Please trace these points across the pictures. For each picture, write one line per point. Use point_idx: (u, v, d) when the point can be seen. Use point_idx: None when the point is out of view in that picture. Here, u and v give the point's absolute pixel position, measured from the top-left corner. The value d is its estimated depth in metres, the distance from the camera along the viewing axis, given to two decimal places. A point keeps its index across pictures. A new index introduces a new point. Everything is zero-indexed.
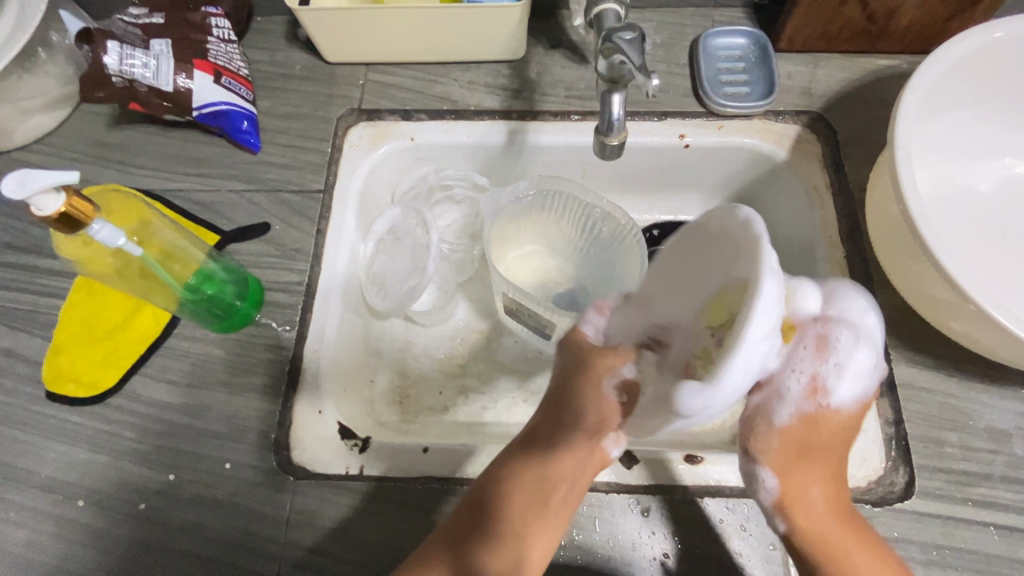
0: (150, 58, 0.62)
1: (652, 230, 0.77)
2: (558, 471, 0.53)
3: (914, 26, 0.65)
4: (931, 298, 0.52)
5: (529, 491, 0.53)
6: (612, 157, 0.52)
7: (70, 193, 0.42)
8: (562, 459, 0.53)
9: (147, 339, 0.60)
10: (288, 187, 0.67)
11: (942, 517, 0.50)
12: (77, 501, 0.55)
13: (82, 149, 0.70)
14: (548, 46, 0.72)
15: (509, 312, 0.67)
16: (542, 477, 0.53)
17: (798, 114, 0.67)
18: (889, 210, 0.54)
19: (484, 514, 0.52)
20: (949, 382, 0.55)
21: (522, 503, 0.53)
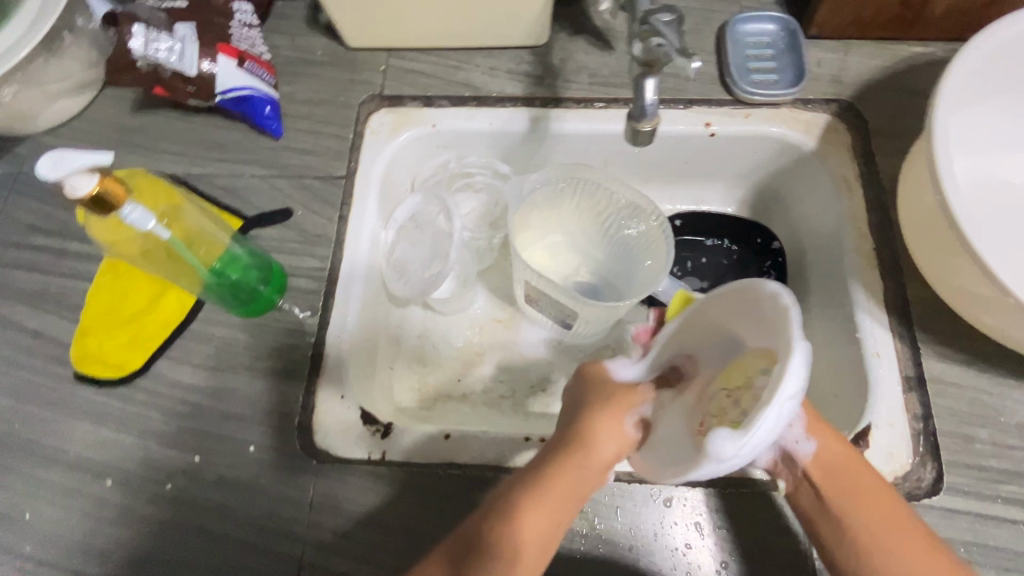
0: (175, 41, 0.62)
1: (674, 220, 0.75)
2: (580, 487, 0.49)
3: (950, 14, 0.63)
4: (966, 291, 0.51)
5: (545, 502, 0.47)
6: (644, 143, 0.51)
7: (103, 175, 0.42)
8: (576, 469, 0.49)
9: (172, 322, 0.60)
10: (309, 173, 0.67)
11: (971, 514, 0.49)
12: (105, 479, 0.56)
13: (107, 133, 0.70)
14: (572, 32, 0.71)
15: (530, 301, 0.67)
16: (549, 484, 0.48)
17: (828, 102, 0.65)
18: (924, 201, 0.52)
19: (487, 518, 0.48)
20: (980, 378, 0.54)
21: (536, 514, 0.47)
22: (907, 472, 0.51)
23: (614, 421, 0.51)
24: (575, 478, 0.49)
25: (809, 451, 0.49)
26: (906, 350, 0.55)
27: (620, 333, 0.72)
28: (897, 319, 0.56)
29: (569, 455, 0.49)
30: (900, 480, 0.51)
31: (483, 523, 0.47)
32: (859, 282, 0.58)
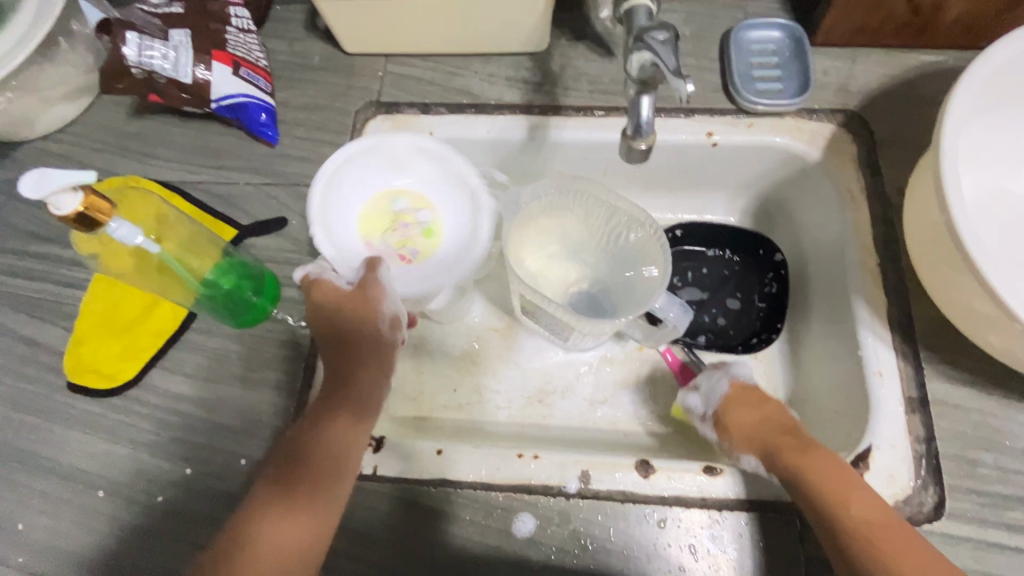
0: (169, 49, 0.61)
1: (674, 230, 0.74)
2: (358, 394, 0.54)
3: (962, 21, 0.61)
4: (973, 312, 0.49)
5: (343, 416, 0.52)
6: (638, 161, 0.50)
7: (88, 192, 0.42)
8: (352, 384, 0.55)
9: (165, 332, 0.60)
10: (305, 181, 0.66)
11: (972, 541, 0.48)
12: (97, 490, 0.56)
13: (103, 139, 0.70)
14: (572, 38, 0.69)
15: (526, 312, 0.66)
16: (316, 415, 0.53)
17: (834, 112, 0.64)
18: (930, 217, 0.51)
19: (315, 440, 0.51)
20: (985, 400, 0.52)
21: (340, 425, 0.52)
22: (907, 497, 0.50)
23: (381, 341, 0.57)
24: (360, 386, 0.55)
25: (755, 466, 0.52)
26: (910, 370, 0.54)
27: (618, 344, 0.71)
28: (900, 336, 0.55)
29: (342, 368, 0.55)
30: (901, 504, 0.49)
31: (315, 442, 0.51)
32: (863, 298, 0.57)
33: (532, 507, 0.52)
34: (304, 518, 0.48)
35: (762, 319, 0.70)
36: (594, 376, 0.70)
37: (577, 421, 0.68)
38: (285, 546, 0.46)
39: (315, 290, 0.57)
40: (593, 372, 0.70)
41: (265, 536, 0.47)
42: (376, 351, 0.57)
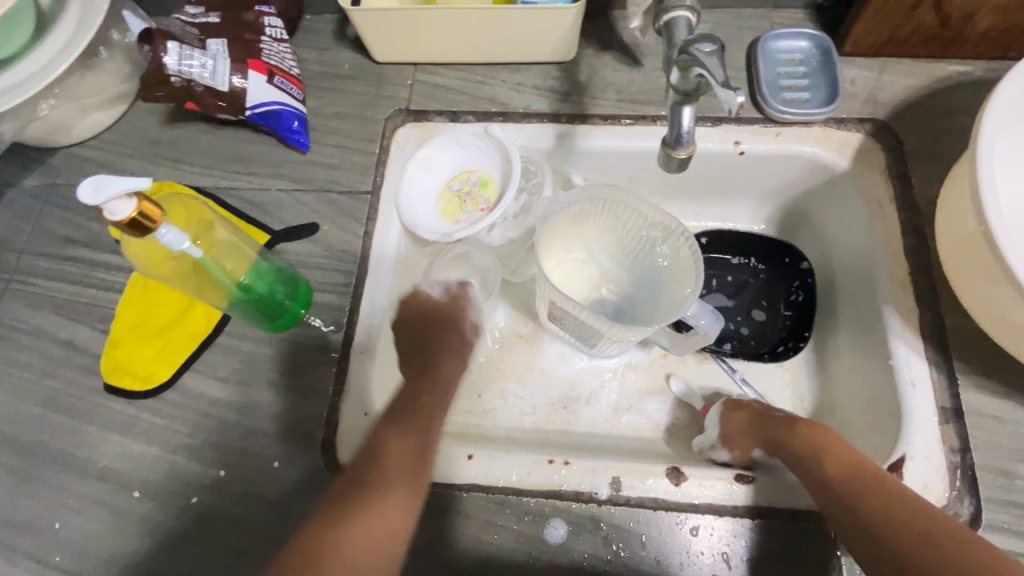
0: (207, 58, 0.62)
1: (700, 237, 0.74)
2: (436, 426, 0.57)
3: (991, 32, 0.61)
4: (1008, 323, 0.49)
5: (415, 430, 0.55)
6: (676, 170, 0.50)
7: (142, 198, 0.42)
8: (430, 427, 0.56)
9: (199, 335, 0.61)
10: (336, 188, 0.67)
11: (1010, 553, 0.48)
12: (133, 491, 0.57)
13: (138, 146, 0.71)
14: (600, 48, 0.70)
15: (552, 318, 0.67)
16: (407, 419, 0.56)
17: (862, 121, 0.64)
18: (965, 227, 0.51)
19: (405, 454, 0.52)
20: (1021, 412, 0.52)
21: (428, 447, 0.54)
22: (942, 508, 0.49)
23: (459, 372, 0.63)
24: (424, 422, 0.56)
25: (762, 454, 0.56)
26: (943, 380, 0.53)
27: (643, 351, 0.71)
28: (933, 346, 0.55)
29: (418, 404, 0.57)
30: None
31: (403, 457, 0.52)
32: (894, 308, 0.57)
33: (564, 513, 0.52)
34: (384, 520, 0.48)
35: (788, 328, 0.70)
36: (619, 383, 0.70)
37: (603, 428, 0.68)
38: (373, 539, 0.47)
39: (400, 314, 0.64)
40: (617, 378, 0.70)
41: (367, 528, 0.47)
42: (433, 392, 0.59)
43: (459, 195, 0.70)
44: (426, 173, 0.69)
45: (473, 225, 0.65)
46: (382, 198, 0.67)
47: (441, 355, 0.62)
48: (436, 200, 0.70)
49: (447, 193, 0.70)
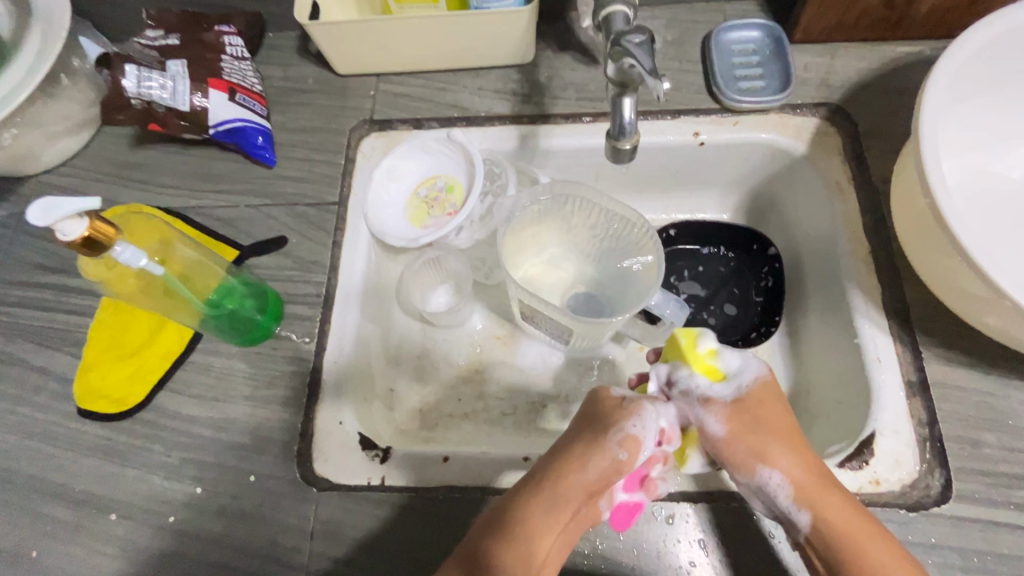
0: (167, 79, 0.63)
1: (669, 229, 0.75)
2: (563, 484, 0.50)
3: (936, 12, 0.63)
4: (964, 293, 0.50)
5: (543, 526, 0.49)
6: (626, 161, 0.51)
7: (93, 218, 0.43)
8: (553, 486, 0.50)
9: (172, 355, 0.61)
10: (303, 201, 0.68)
11: (982, 522, 0.48)
12: (110, 514, 0.56)
13: (106, 170, 0.72)
14: (558, 49, 0.71)
15: (525, 318, 0.67)
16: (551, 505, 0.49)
17: (817, 106, 0.65)
18: (915, 203, 0.52)
19: (509, 515, 0.49)
20: (985, 380, 0.53)
21: (540, 507, 0.49)
22: (913, 481, 0.50)
23: (602, 438, 0.51)
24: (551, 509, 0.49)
25: (804, 519, 0.48)
26: (908, 354, 0.54)
27: (620, 346, 0.71)
28: (897, 322, 0.55)
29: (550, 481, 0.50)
30: (908, 489, 0.49)
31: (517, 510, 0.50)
32: (858, 287, 0.58)
33: None
34: None
35: (760, 313, 0.71)
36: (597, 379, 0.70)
37: None
38: None
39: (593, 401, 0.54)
40: (596, 373, 0.70)
41: None
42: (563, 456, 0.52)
43: (426, 202, 0.70)
44: (393, 182, 0.70)
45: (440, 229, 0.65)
46: (350, 208, 0.68)
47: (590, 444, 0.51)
48: (403, 207, 0.70)
49: (414, 199, 0.70)
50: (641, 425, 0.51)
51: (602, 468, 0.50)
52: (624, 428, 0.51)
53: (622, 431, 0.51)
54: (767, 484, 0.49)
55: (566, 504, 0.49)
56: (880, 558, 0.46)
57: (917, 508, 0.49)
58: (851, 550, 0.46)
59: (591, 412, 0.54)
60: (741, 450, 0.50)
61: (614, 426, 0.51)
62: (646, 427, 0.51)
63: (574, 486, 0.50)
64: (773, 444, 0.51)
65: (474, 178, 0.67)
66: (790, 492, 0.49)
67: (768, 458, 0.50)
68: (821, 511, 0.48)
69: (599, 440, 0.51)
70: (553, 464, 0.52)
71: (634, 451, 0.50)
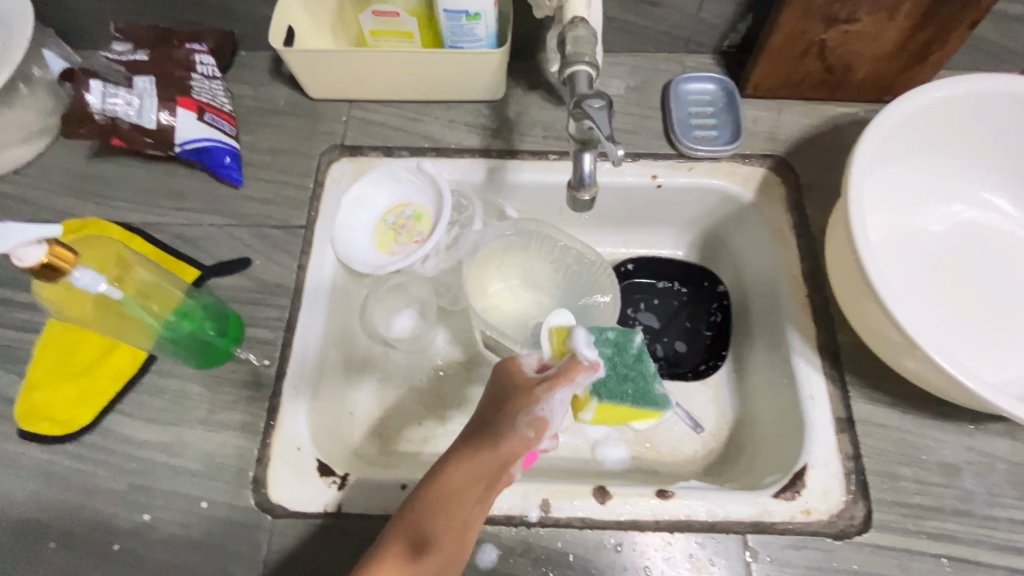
0: (133, 96, 0.63)
1: (627, 263, 0.79)
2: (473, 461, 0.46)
3: (868, 80, 0.69)
4: (886, 340, 0.54)
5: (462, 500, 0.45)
6: (584, 211, 0.53)
7: (53, 243, 0.42)
8: (466, 465, 0.46)
9: (124, 376, 0.60)
10: (270, 222, 0.68)
11: (898, 550, 0.53)
12: (49, 542, 0.54)
13: (62, 181, 0.70)
14: (527, 88, 0.74)
15: (487, 346, 0.69)
16: (468, 480, 0.45)
17: (764, 157, 0.70)
18: (845, 254, 0.57)
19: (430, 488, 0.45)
20: (905, 418, 0.57)
21: (457, 488, 0.45)
22: (839, 511, 0.54)
23: (511, 420, 0.47)
24: (465, 483, 0.45)
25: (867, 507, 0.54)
26: (837, 392, 0.59)
27: None
28: (828, 362, 0.60)
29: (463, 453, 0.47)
30: (834, 519, 0.54)
31: (435, 490, 0.45)
32: (795, 328, 0.63)
33: (495, 538, 0.53)
34: None
35: (708, 347, 0.75)
36: None
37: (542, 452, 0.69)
38: None
39: (502, 376, 0.52)
40: None
41: None
42: (479, 427, 0.48)
43: (394, 229, 0.71)
44: (361, 209, 0.71)
45: (408, 257, 0.67)
46: (316, 232, 0.68)
47: (501, 417, 0.48)
48: (371, 233, 0.71)
49: (382, 226, 0.71)
50: (549, 407, 0.48)
51: (512, 450, 0.46)
52: (532, 408, 0.48)
53: (532, 412, 0.47)
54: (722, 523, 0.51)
55: (480, 482, 0.45)
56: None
57: (842, 537, 0.53)
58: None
59: (502, 390, 0.50)
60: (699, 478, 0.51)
61: (522, 408, 0.48)
62: (555, 410, 0.48)
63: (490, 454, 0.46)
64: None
65: (442, 209, 0.69)
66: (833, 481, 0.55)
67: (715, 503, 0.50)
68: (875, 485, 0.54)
69: (511, 410, 0.48)
70: (468, 438, 0.48)
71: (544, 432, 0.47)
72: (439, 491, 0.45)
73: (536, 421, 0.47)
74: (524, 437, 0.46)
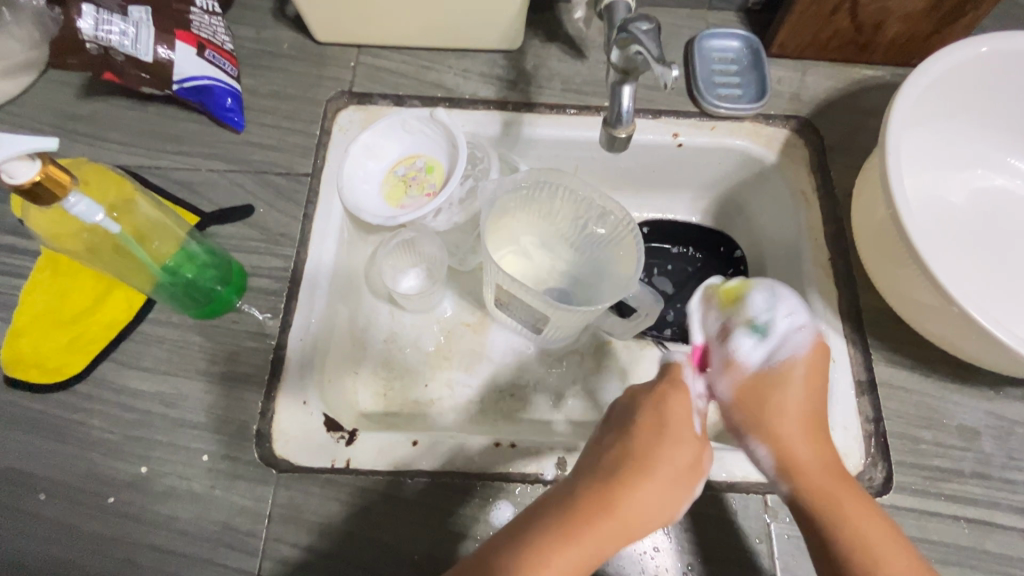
0: (128, 24, 0.58)
1: (642, 227, 0.78)
2: (625, 517, 0.46)
3: (897, 41, 0.67)
4: (913, 301, 0.53)
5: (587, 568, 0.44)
6: (619, 150, 0.53)
7: (47, 162, 0.40)
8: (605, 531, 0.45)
9: (118, 324, 0.57)
10: (273, 169, 0.64)
11: (917, 511, 0.52)
12: (40, 494, 0.52)
13: (48, 119, 0.65)
14: (545, 39, 0.71)
15: (499, 305, 0.66)
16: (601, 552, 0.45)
17: (788, 118, 0.68)
18: (875, 214, 0.55)
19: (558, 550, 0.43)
20: (925, 382, 0.57)
21: (589, 558, 0.44)
22: (859, 473, 0.53)
23: (666, 497, 0.47)
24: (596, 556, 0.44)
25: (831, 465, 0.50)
26: (859, 355, 0.58)
27: (589, 338, 0.71)
28: (851, 326, 0.59)
29: (604, 519, 0.45)
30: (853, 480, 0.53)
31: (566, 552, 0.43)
32: (817, 291, 0.61)
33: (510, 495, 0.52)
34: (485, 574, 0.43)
35: None
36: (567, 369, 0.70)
37: (554, 415, 0.68)
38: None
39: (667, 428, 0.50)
40: (563, 365, 0.70)
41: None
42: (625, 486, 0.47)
43: (404, 181, 0.68)
44: (370, 160, 0.68)
45: (420, 209, 0.63)
46: (324, 180, 0.65)
47: (656, 488, 0.47)
48: (380, 185, 0.68)
49: (392, 178, 0.68)
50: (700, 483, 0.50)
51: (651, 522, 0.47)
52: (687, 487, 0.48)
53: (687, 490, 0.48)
54: (791, 441, 0.51)
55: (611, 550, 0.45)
56: (862, 517, 0.47)
57: None
58: (852, 543, 0.47)
59: (658, 448, 0.49)
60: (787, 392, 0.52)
61: (681, 485, 0.48)
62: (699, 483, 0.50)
63: (631, 525, 0.46)
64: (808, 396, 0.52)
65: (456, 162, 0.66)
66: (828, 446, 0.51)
67: (790, 411, 0.51)
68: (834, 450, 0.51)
69: (669, 484, 0.47)
70: (612, 495, 0.46)
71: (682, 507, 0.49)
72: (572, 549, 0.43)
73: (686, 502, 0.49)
74: (669, 513, 0.47)
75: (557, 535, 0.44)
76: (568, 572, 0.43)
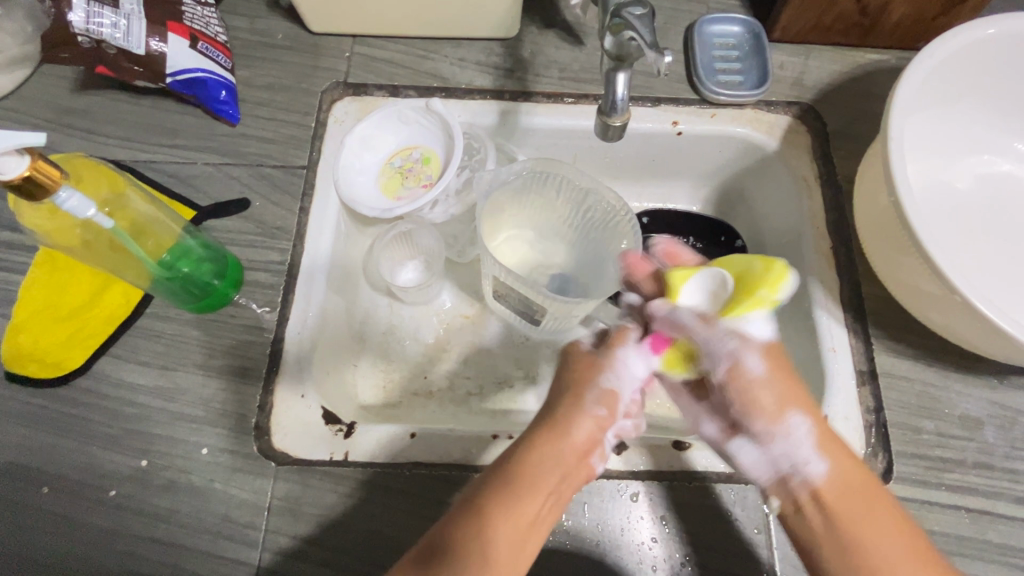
0: (119, 17, 0.57)
1: (642, 217, 0.77)
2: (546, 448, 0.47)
3: (903, 23, 0.66)
4: (916, 289, 0.53)
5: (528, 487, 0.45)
6: (615, 138, 0.53)
7: (35, 157, 0.40)
8: (536, 452, 0.47)
9: (117, 318, 0.57)
10: (269, 162, 0.64)
11: (918, 501, 0.52)
12: (43, 488, 0.52)
13: (43, 114, 0.65)
14: (542, 26, 0.70)
15: (497, 297, 0.66)
16: (534, 468, 0.46)
17: (789, 105, 0.67)
18: (878, 201, 0.54)
19: (497, 488, 0.45)
20: (927, 371, 0.56)
21: (524, 481, 0.45)
22: None
23: (580, 403, 0.49)
24: (532, 473, 0.46)
25: (820, 471, 0.46)
26: (860, 344, 0.57)
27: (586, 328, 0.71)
28: (852, 315, 0.58)
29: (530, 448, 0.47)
30: None
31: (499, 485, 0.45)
32: (818, 281, 0.60)
33: None
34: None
35: None
36: None
37: None
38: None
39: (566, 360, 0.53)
40: None
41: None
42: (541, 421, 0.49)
43: (400, 173, 0.68)
44: (366, 152, 0.68)
45: (416, 202, 0.63)
46: (319, 173, 0.64)
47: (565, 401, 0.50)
48: (376, 177, 0.68)
49: (388, 170, 0.68)
50: (617, 378, 0.50)
51: (586, 433, 0.48)
52: (600, 384, 0.50)
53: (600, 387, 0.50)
54: (789, 448, 0.47)
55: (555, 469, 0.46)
56: (870, 523, 0.45)
57: None
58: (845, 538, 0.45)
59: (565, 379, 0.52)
60: (772, 399, 0.47)
61: (591, 384, 0.50)
62: (623, 380, 0.50)
63: (557, 440, 0.47)
64: (802, 396, 0.48)
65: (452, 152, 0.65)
66: (814, 440, 0.47)
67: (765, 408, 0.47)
68: (827, 441, 0.47)
69: (575, 392, 0.50)
70: (537, 431, 0.48)
71: (613, 406, 0.49)
72: (507, 481, 0.45)
73: (608, 402, 0.49)
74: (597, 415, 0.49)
75: (490, 475, 0.46)
76: (505, 498, 0.44)
